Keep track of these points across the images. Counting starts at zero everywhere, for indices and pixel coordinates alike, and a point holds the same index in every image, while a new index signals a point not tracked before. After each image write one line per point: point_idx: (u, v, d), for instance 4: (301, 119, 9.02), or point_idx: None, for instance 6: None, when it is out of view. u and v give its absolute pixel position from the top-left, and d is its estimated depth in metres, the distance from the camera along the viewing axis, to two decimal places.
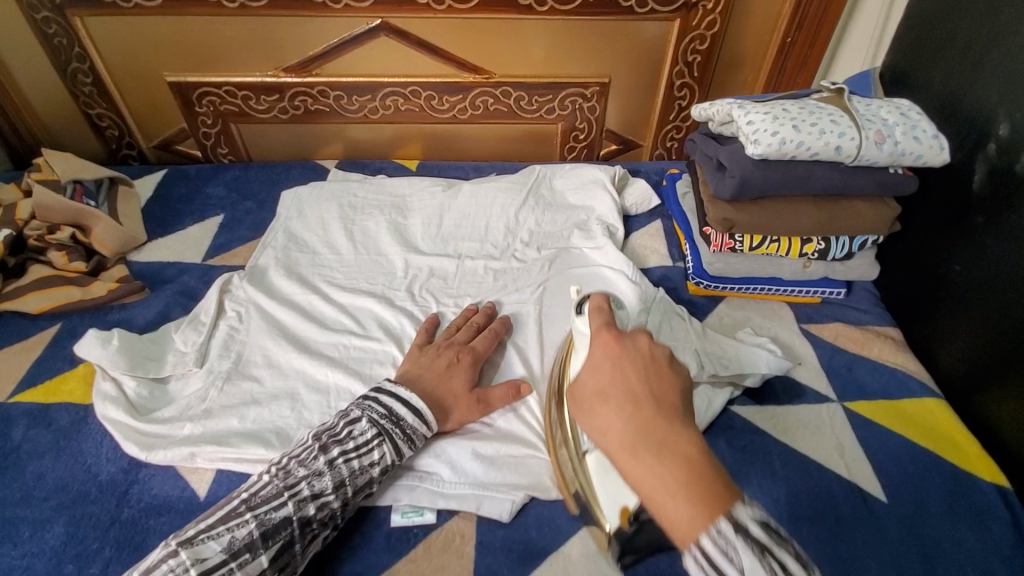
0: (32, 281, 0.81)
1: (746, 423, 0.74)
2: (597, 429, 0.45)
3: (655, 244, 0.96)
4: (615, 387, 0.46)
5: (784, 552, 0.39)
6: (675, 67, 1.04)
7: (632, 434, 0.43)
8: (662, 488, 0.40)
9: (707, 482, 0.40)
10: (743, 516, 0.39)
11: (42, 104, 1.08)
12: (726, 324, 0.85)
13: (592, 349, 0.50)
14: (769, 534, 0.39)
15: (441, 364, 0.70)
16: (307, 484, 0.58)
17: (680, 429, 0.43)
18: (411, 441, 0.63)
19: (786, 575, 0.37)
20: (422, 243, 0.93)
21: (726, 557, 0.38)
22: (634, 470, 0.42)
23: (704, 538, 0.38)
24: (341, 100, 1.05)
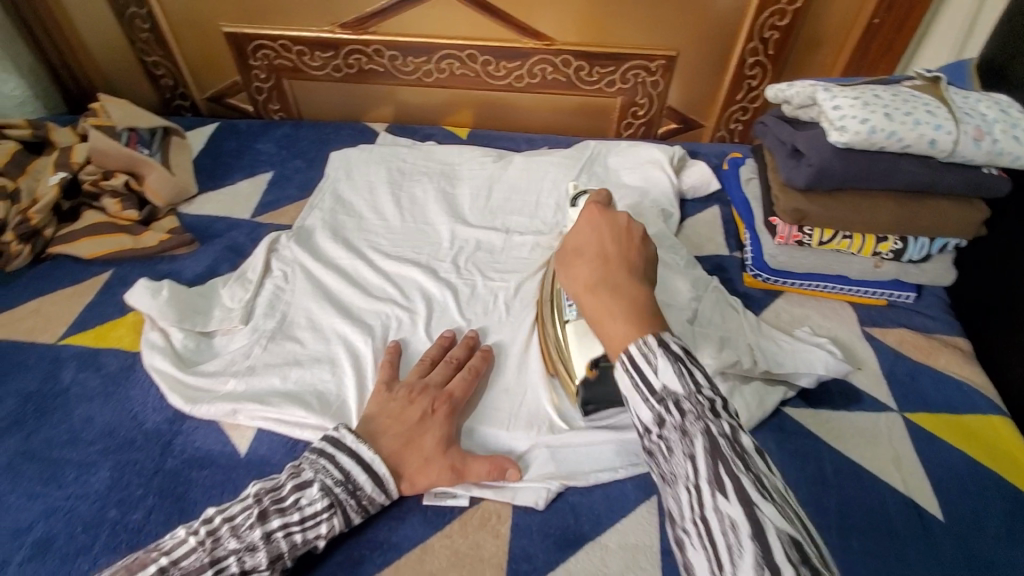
0: (87, 227, 0.82)
1: (800, 426, 0.70)
2: (569, 276, 0.52)
3: (712, 231, 0.91)
4: (590, 242, 0.53)
5: (700, 371, 0.40)
6: (749, 43, 0.97)
7: (596, 278, 0.49)
8: (608, 315, 0.45)
9: (648, 316, 0.44)
10: (669, 337, 0.42)
11: (101, 50, 1.08)
12: (784, 321, 0.80)
13: (580, 214, 0.57)
14: (689, 353, 0.40)
15: (412, 416, 0.61)
16: (236, 559, 0.52)
17: (636, 282, 0.48)
18: (366, 511, 0.57)
19: (693, 378, 0.39)
20: (470, 214, 0.90)
21: (644, 360, 0.41)
22: (590, 304, 0.48)
23: (631, 347, 0.42)
24: (395, 60, 1.02)
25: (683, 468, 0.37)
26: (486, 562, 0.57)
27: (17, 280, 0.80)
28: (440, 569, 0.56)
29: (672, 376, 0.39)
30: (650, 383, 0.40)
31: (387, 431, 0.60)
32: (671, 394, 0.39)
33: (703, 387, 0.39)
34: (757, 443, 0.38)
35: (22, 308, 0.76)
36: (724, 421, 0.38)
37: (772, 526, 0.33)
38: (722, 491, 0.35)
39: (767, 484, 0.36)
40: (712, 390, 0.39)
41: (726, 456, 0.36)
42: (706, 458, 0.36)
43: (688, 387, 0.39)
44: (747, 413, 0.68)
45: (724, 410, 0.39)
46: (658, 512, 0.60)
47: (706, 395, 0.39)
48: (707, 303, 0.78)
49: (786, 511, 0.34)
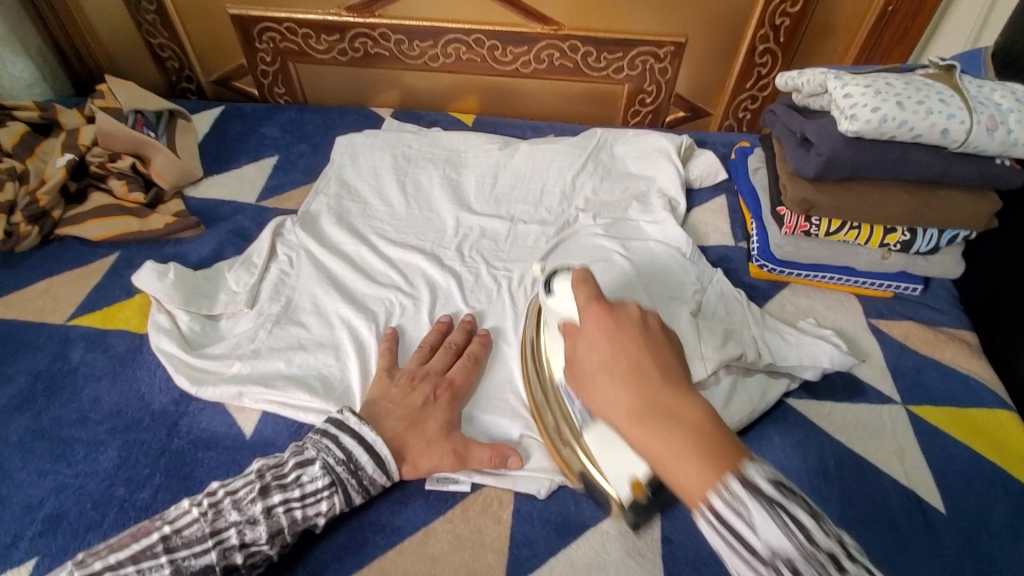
0: (94, 208, 0.83)
1: (802, 417, 0.71)
2: (600, 403, 0.45)
3: (718, 221, 0.91)
4: (613, 357, 0.46)
5: (798, 508, 0.37)
6: (759, 30, 0.96)
7: (639, 405, 0.43)
8: (672, 457, 0.40)
9: (718, 445, 0.40)
10: (754, 472, 0.38)
11: (108, 32, 1.08)
12: (788, 312, 0.80)
13: (584, 321, 0.50)
14: (780, 489, 0.37)
15: (415, 400, 0.62)
16: (236, 532, 0.53)
17: (685, 397, 0.43)
18: (367, 492, 0.57)
19: (798, 530, 0.36)
20: (476, 202, 0.90)
21: (735, 515, 0.37)
22: (643, 441, 0.42)
23: (716, 501, 0.38)
24: (401, 45, 1.01)
25: None
26: (488, 546, 0.57)
27: (26, 260, 0.80)
28: (443, 552, 0.57)
29: (775, 532, 0.36)
30: (749, 543, 0.37)
31: (390, 417, 0.60)
32: (780, 555, 0.36)
33: (812, 533, 0.36)
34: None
35: (31, 288, 0.77)
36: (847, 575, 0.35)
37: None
38: None
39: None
40: (820, 534, 0.36)
41: None
42: None
43: (798, 543, 0.36)
44: (752, 405, 0.69)
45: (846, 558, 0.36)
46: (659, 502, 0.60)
47: (818, 544, 0.36)
48: (711, 294, 0.78)
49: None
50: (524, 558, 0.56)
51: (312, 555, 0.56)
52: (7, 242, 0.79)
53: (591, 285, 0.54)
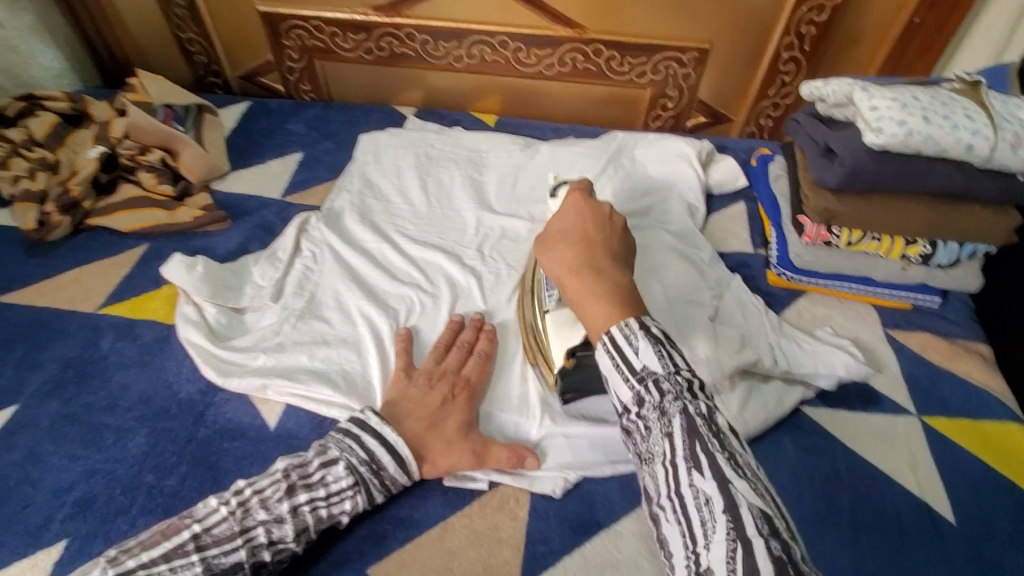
0: (123, 200, 0.85)
1: (817, 426, 0.71)
2: (551, 258, 0.55)
3: (737, 228, 0.91)
4: (574, 226, 0.55)
5: (676, 352, 0.45)
6: (784, 38, 0.96)
7: (582, 264, 0.52)
8: (590, 298, 0.49)
9: (629, 298, 0.49)
10: (649, 321, 0.47)
11: (137, 27, 1.10)
12: (806, 320, 0.80)
13: (565, 198, 0.59)
14: (666, 335, 0.45)
15: (433, 401, 0.62)
16: (264, 530, 0.53)
17: (619, 268, 0.52)
18: (388, 491, 0.58)
19: (672, 362, 0.44)
20: (496, 202, 0.91)
21: (625, 342, 0.45)
22: (574, 288, 0.51)
23: (613, 331, 0.46)
24: (426, 45, 1.02)
25: (659, 445, 0.43)
26: (504, 543, 0.58)
27: (56, 249, 0.82)
28: (460, 548, 0.58)
29: (653, 359, 0.44)
30: (630, 363, 0.45)
31: (410, 415, 0.61)
32: (650, 373, 0.44)
33: (681, 371, 0.44)
34: (727, 420, 0.43)
35: (62, 277, 0.79)
36: (697, 399, 0.43)
37: (743, 498, 0.38)
38: (698, 467, 0.40)
39: (737, 454, 0.41)
40: (687, 368, 0.44)
41: (702, 434, 0.41)
42: (684, 437, 0.41)
43: (667, 369, 0.44)
44: (766, 411, 0.69)
45: (701, 393, 0.44)
46: None
47: (682, 375, 0.44)
48: (728, 301, 0.79)
49: (752, 480, 0.39)
50: (539, 555, 0.57)
51: (333, 546, 0.58)
52: (41, 230, 0.81)
53: (586, 186, 0.64)
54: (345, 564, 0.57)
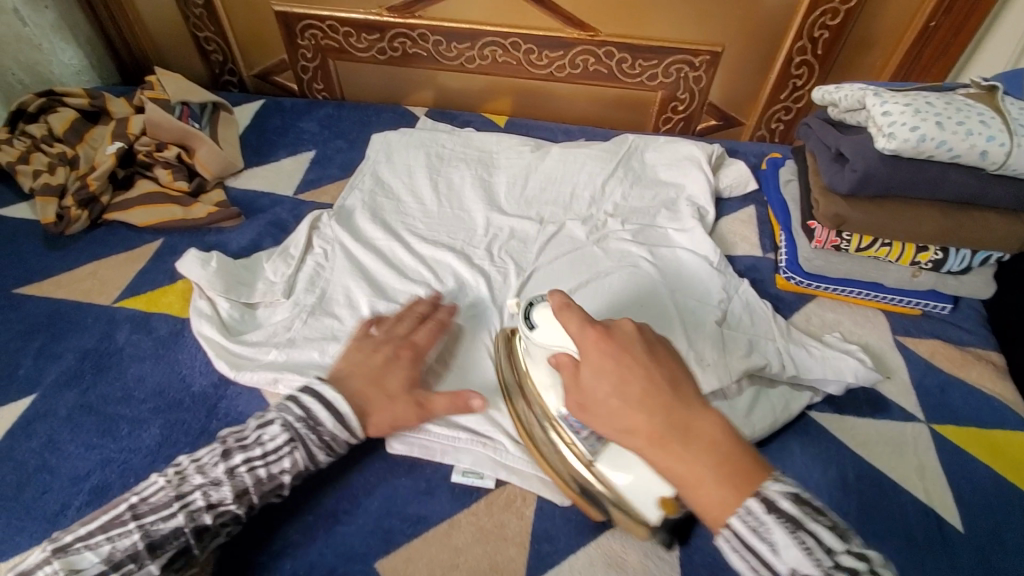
0: (141, 196, 0.86)
1: (824, 431, 0.71)
2: (615, 426, 0.48)
3: (746, 231, 0.91)
4: (623, 383, 0.48)
5: (820, 526, 0.41)
6: (797, 42, 0.96)
7: (662, 430, 0.46)
8: (694, 475, 0.45)
9: (735, 460, 0.45)
10: (774, 492, 0.43)
11: (156, 25, 1.12)
12: (814, 325, 0.80)
13: (584, 342, 0.52)
14: (801, 510, 0.42)
15: (376, 360, 0.62)
16: (201, 494, 0.52)
17: (701, 413, 0.47)
18: (329, 448, 0.56)
19: (819, 551, 0.40)
20: (506, 203, 0.91)
21: (757, 536, 0.42)
22: (667, 463, 0.46)
23: (733, 518, 0.42)
24: (439, 45, 1.03)
25: None
26: (510, 540, 0.59)
27: (74, 243, 0.84)
28: (467, 543, 0.58)
29: (796, 553, 0.40)
30: (771, 563, 0.41)
31: (355, 374, 0.60)
32: (801, 574, 0.40)
33: (834, 553, 0.40)
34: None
35: (80, 269, 0.80)
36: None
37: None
38: None
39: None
40: (844, 554, 0.40)
41: None
42: None
43: (820, 565, 0.40)
44: (774, 416, 0.69)
45: (864, 574, 0.40)
46: None
47: (840, 565, 0.40)
48: (736, 305, 0.79)
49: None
50: (545, 553, 0.58)
51: (341, 537, 0.58)
52: (60, 224, 0.83)
53: (573, 310, 0.55)
54: (353, 557, 0.57)
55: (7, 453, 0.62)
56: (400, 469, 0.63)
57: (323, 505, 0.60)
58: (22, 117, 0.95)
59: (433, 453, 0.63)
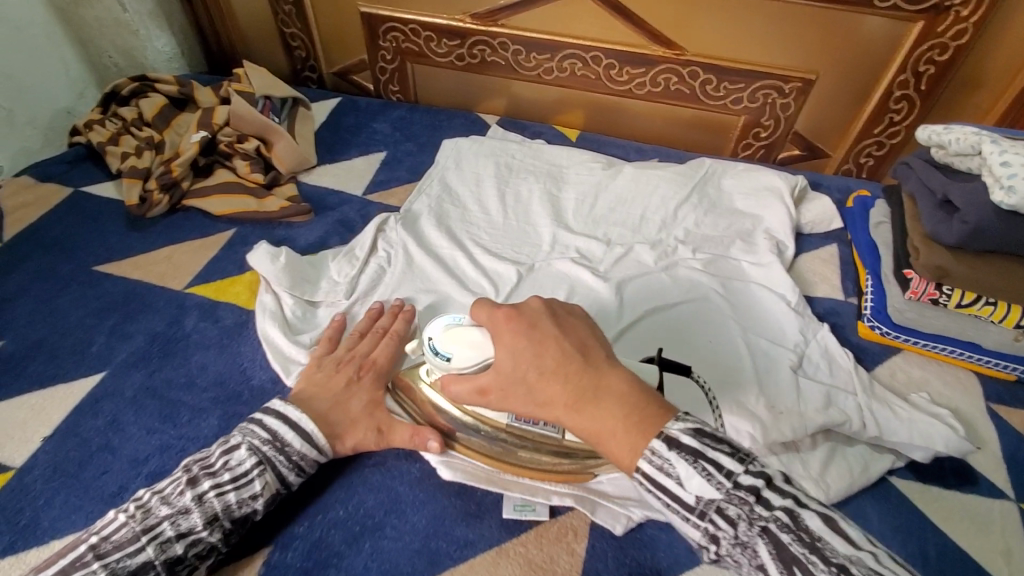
0: (220, 185, 0.89)
1: (904, 499, 0.64)
2: (532, 394, 0.49)
3: (828, 272, 0.85)
4: (533, 350, 0.49)
5: (720, 453, 0.44)
6: (900, 75, 0.90)
7: (575, 393, 0.47)
8: (606, 428, 0.46)
9: (644, 409, 0.46)
10: (675, 430, 0.45)
11: (246, 18, 1.15)
12: (899, 381, 0.74)
13: (494, 322, 0.52)
14: (699, 442, 0.44)
15: (338, 382, 0.63)
16: (170, 524, 0.52)
17: (608, 370, 0.48)
18: (300, 468, 0.57)
19: (719, 476, 0.43)
20: (573, 220, 0.89)
21: (664, 473, 0.44)
22: (582, 421, 0.47)
23: (643, 462, 0.45)
24: (518, 55, 1.02)
25: None
26: None
27: (153, 226, 0.86)
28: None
29: (699, 482, 0.43)
30: (682, 497, 0.44)
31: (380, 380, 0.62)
32: (707, 500, 0.43)
33: (736, 477, 0.43)
34: (820, 517, 0.41)
35: (157, 252, 0.83)
36: (770, 510, 0.41)
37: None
38: None
39: (852, 567, 0.38)
40: (744, 475, 0.43)
41: (798, 559, 0.39)
42: (776, 563, 0.40)
43: (721, 487, 0.43)
44: (850, 477, 0.63)
45: (769, 493, 0.42)
46: None
47: (740, 486, 0.42)
48: (814, 352, 0.74)
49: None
50: None
51: (385, 553, 0.56)
52: (141, 207, 0.86)
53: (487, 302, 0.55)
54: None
55: (74, 429, 0.64)
56: (451, 488, 0.61)
57: (371, 516, 0.59)
58: (116, 99, 0.99)
59: (480, 479, 0.60)
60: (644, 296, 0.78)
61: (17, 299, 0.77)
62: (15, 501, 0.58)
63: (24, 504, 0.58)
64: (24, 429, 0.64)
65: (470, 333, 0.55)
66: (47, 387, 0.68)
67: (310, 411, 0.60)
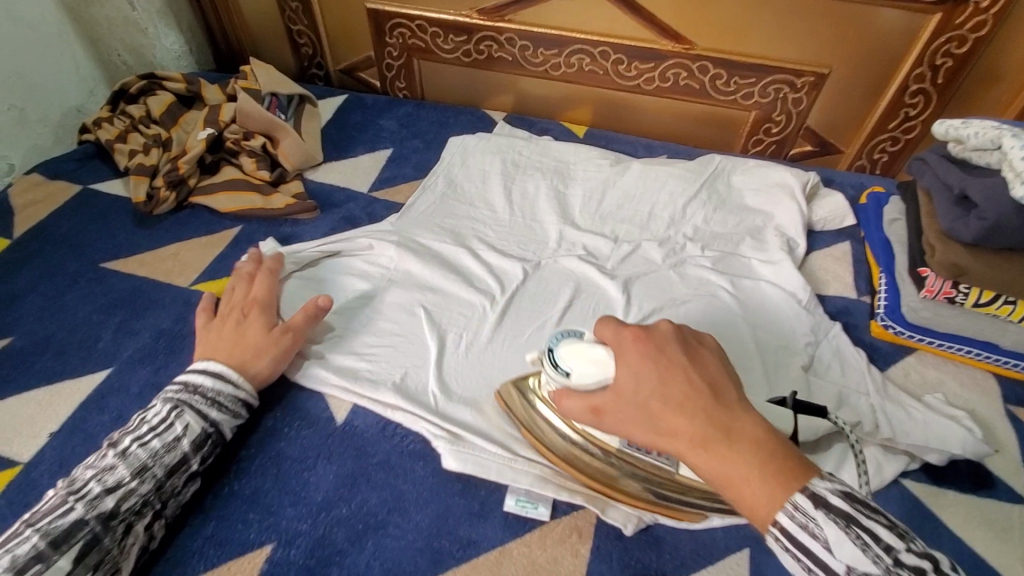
0: (226, 182, 0.89)
1: (918, 503, 0.63)
2: (658, 431, 0.47)
3: (840, 270, 0.84)
4: (658, 381, 0.48)
5: (876, 522, 0.41)
6: (916, 69, 0.88)
7: (703, 431, 0.45)
8: (738, 475, 0.44)
9: (781, 458, 0.44)
10: (821, 487, 0.43)
11: (253, 15, 1.15)
12: (914, 382, 0.72)
13: (623, 349, 0.52)
14: (851, 504, 0.41)
15: (227, 328, 0.66)
16: (97, 481, 0.53)
17: (742, 414, 0.46)
18: (218, 404, 0.60)
19: (877, 547, 0.40)
20: (580, 217, 0.88)
21: (807, 532, 0.41)
22: (710, 465, 0.45)
23: (783, 516, 0.42)
24: (525, 51, 1.01)
25: None
26: None
27: (161, 223, 0.87)
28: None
29: (849, 547, 0.40)
30: (828, 560, 0.41)
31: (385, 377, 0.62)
32: (859, 571, 0.40)
33: (896, 553, 0.40)
34: None
35: (163, 250, 0.83)
36: None
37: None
38: None
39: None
40: (906, 552, 0.40)
41: None
42: None
43: (879, 561, 0.40)
44: (862, 479, 0.62)
45: (932, 574, 0.39)
46: (749, 568, 0.55)
47: (904, 564, 0.39)
48: (825, 351, 0.72)
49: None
50: None
51: (388, 552, 0.56)
52: (148, 204, 0.86)
53: (609, 322, 0.55)
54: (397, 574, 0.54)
55: (79, 424, 0.64)
56: (456, 487, 0.60)
57: (374, 514, 0.58)
58: (123, 97, 0.99)
59: (490, 471, 0.60)
60: (652, 294, 0.77)
61: (26, 296, 0.77)
62: (22, 496, 0.59)
63: (29, 499, 0.58)
64: (31, 424, 0.64)
65: (598, 352, 0.53)
66: (53, 383, 0.68)
67: (229, 362, 0.63)
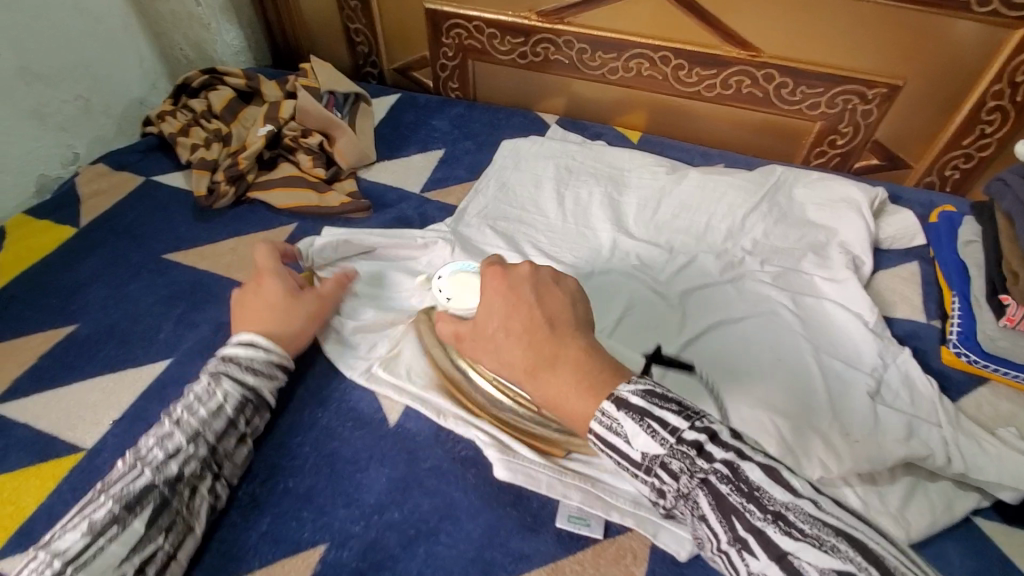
0: (285, 179, 0.90)
1: (991, 544, 0.59)
2: (502, 357, 0.51)
3: (908, 291, 0.80)
4: (502, 312, 0.51)
5: (667, 411, 0.44)
6: (998, 84, 0.83)
7: (532, 359, 0.49)
8: (558, 394, 0.47)
9: (597, 376, 0.47)
10: (625, 390, 0.46)
11: (313, 13, 1.16)
12: (988, 415, 0.68)
13: (485, 282, 0.54)
14: (646, 400, 0.44)
15: (255, 293, 0.68)
16: (157, 448, 0.55)
17: (568, 342, 0.49)
18: (253, 371, 0.62)
19: (662, 434, 0.43)
20: (634, 226, 0.86)
21: (613, 433, 0.45)
22: (540, 388, 0.48)
23: (593, 422, 0.46)
24: (582, 54, 0.99)
25: (704, 532, 0.41)
26: None
27: (219, 217, 0.88)
28: None
29: (644, 438, 0.44)
30: (630, 455, 0.44)
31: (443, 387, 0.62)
32: (652, 457, 0.43)
33: (680, 433, 0.43)
34: (762, 468, 0.39)
35: (222, 244, 0.84)
36: (710, 462, 0.41)
37: (811, 570, 0.34)
38: (747, 547, 0.38)
39: (790, 514, 0.37)
40: (687, 431, 0.42)
41: (736, 508, 0.39)
42: (716, 514, 0.40)
43: (664, 444, 0.43)
44: (931, 515, 0.59)
45: (710, 445, 0.42)
46: None
47: (683, 441, 0.42)
48: (894, 377, 0.69)
49: (815, 539, 0.35)
50: None
51: (440, 559, 0.55)
52: (209, 198, 0.88)
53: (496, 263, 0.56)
54: None
55: (141, 414, 0.65)
56: (507, 497, 0.60)
57: (425, 520, 0.58)
58: (186, 91, 1.02)
59: (540, 485, 0.59)
60: (705, 306, 0.74)
61: (93, 284, 0.80)
62: (86, 482, 0.60)
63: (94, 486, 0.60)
64: (96, 412, 0.66)
65: (476, 283, 0.65)
66: (116, 371, 0.70)
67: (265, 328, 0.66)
